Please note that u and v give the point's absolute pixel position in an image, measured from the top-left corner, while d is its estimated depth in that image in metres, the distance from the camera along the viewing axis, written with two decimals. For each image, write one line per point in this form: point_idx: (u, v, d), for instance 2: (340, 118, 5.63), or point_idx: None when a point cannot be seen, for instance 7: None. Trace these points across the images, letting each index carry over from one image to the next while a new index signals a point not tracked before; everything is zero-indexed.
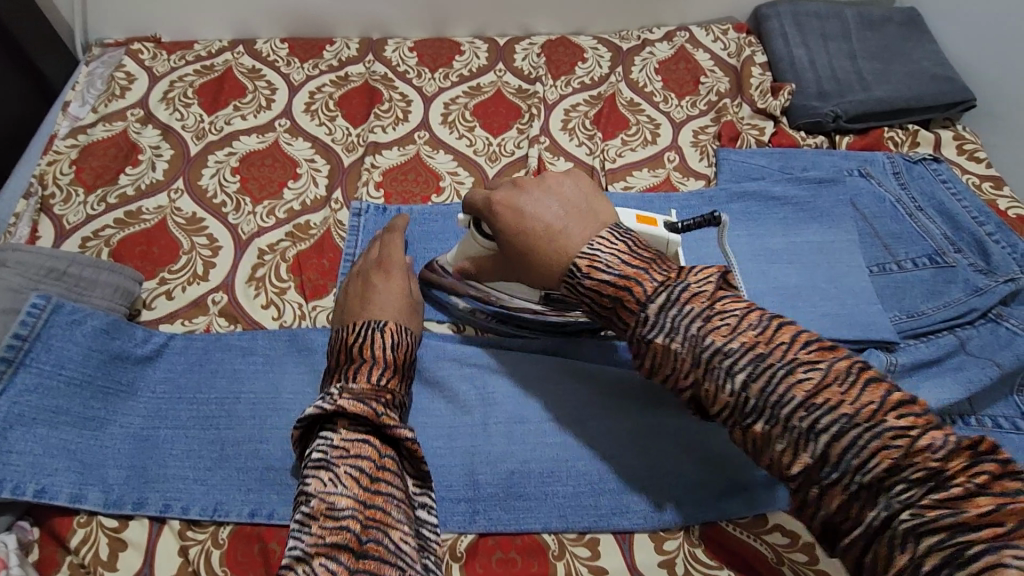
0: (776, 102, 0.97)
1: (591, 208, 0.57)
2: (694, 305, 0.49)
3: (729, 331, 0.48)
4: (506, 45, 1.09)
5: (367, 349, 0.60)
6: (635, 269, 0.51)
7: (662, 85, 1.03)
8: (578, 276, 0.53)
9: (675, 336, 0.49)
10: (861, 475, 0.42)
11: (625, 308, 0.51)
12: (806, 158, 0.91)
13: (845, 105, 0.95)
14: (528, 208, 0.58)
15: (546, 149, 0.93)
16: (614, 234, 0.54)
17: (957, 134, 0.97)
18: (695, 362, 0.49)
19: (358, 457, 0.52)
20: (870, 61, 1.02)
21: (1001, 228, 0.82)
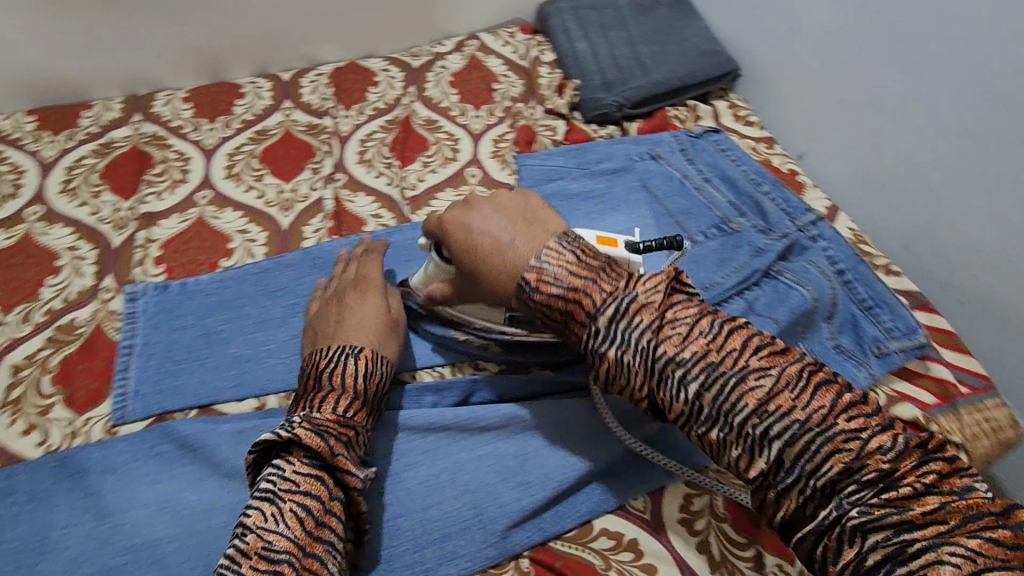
0: (562, 101, 1.00)
1: (538, 220, 0.59)
2: (642, 315, 0.50)
3: (680, 339, 0.49)
4: (291, 79, 1.04)
5: (337, 377, 0.59)
6: (583, 280, 0.52)
7: (458, 98, 1.03)
8: (527, 289, 0.54)
9: (622, 343, 0.50)
10: (907, 525, 0.41)
11: (576, 322, 0.52)
12: (600, 150, 0.94)
13: (627, 93, 0.99)
14: (478, 229, 0.59)
15: (343, 187, 0.89)
16: (562, 243, 0.55)
17: (731, 103, 1.06)
18: (653, 371, 0.49)
19: (306, 495, 0.50)
20: (647, 45, 1.07)
21: (775, 186, 0.89)
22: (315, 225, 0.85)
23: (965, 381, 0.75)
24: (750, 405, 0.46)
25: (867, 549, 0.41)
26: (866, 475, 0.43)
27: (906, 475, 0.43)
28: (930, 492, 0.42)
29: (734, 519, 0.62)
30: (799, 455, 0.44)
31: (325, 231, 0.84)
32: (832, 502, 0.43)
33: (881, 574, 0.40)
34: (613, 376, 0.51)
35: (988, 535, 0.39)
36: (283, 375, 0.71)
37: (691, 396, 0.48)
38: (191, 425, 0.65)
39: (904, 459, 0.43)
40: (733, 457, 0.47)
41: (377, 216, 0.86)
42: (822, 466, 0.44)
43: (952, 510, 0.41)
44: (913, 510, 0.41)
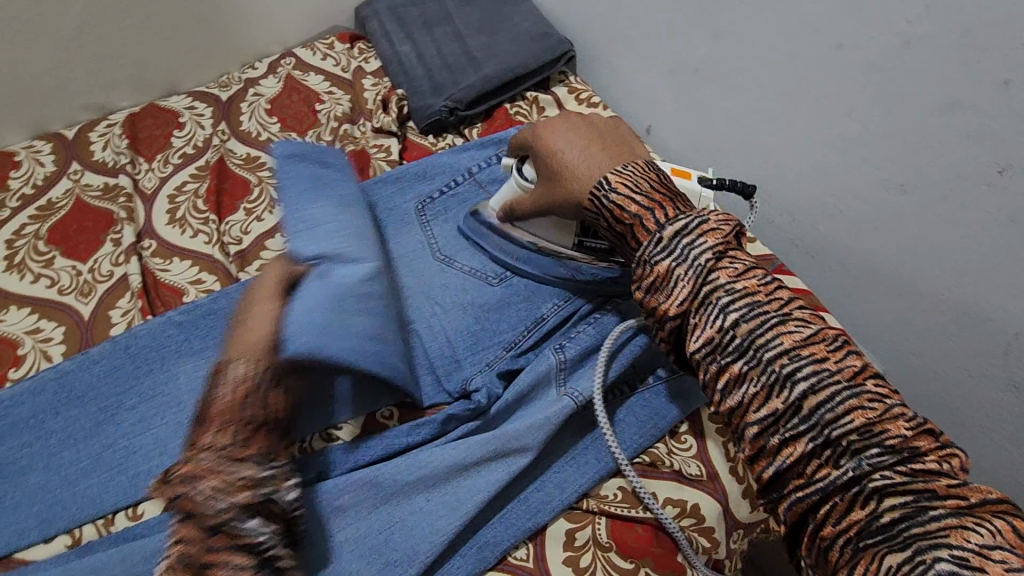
0: (388, 118, 0.92)
1: (623, 146, 0.63)
2: (711, 239, 0.51)
3: (801, 341, 0.46)
4: (77, 137, 0.90)
5: None
6: (660, 197, 0.55)
7: (279, 127, 0.93)
8: (603, 191, 0.57)
9: (686, 257, 0.50)
10: (928, 494, 0.40)
11: (639, 230, 0.54)
12: (441, 162, 0.87)
13: (458, 93, 0.93)
14: (567, 149, 0.63)
15: (154, 255, 0.78)
16: (646, 166, 0.59)
17: (571, 87, 1.01)
18: (732, 343, 0.47)
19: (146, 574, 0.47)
20: (476, 37, 1.01)
21: None
22: (124, 306, 0.74)
23: None
24: (785, 343, 0.46)
25: (881, 509, 0.41)
26: (891, 440, 0.42)
27: (927, 453, 0.42)
28: (944, 472, 0.41)
29: (618, 546, 0.61)
30: (823, 401, 0.44)
31: (136, 312, 0.73)
32: (848, 462, 0.42)
33: (901, 536, 0.39)
34: (659, 288, 0.51)
35: (1010, 521, 0.39)
36: (99, 496, 0.61)
37: (796, 396, 0.45)
38: None
39: (924, 438, 0.43)
40: (746, 393, 0.46)
41: (197, 282, 0.77)
42: (839, 417, 0.43)
43: (975, 489, 0.40)
44: (939, 483, 0.40)
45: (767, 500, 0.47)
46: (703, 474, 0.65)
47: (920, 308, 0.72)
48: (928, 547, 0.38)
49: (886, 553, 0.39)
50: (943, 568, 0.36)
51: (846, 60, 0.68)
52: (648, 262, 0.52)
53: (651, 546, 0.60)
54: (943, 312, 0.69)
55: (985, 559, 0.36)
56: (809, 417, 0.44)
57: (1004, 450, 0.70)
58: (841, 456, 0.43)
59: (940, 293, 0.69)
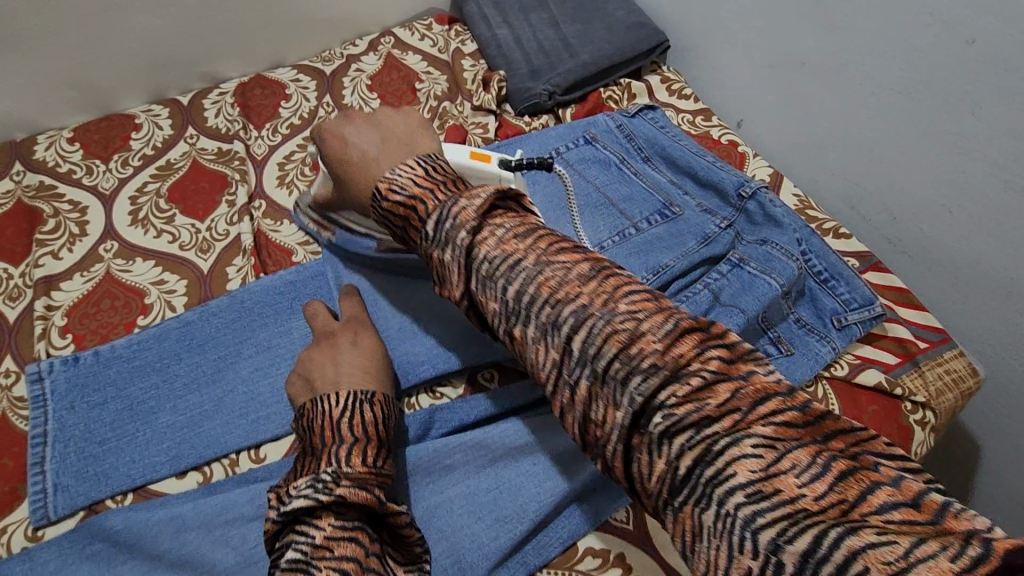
0: (489, 97, 0.95)
1: (411, 143, 0.61)
2: (462, 217, 0.49)
3: (573, 289, 0.44)
4: (191, 103, 0.94)
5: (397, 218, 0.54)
6: (422, 188, 0.52)
7: (379, 103, 0.96)
8: (378, 199, 0.55)
9: (450, 244, 0.49)
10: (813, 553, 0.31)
11: (413, 227, 0.53)
12: (536, 140, 0.89)
13: (556, 78, 0.94)
14: (356, 143, 0.63)
15: (266, 217, 0.82)
16: (419, 161, 0.56)
17: (664, 76, 1.02)
18: (514, 312, 0.46)
19: (343, 559, 0.47)
20: (571, 24, 1.02)
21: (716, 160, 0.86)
22: (240, 264, 0.78)
23: (921, 338, 0.76)
24: (617, 350, 0.41)
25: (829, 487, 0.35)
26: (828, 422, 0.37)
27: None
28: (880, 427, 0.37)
29: None
30: (694, 466, 0.36)
31: (251, 270, 0.77)
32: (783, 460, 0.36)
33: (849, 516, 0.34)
34: (442, 279, 0.51)
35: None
36: (223, 438, 0.65)
37: (677, 456, 0.37)
38: (126, 516, 0.59)
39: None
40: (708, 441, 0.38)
41: (306, 245, 0.80)
42: (723, 475, 0.35)
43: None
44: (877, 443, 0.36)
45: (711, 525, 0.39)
46: None
47: None
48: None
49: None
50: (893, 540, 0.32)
51: (978, 57, 0.67)
52: (437, 256, 0.50)
53: None
54: None
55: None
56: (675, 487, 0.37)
57: None
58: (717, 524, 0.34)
59: None
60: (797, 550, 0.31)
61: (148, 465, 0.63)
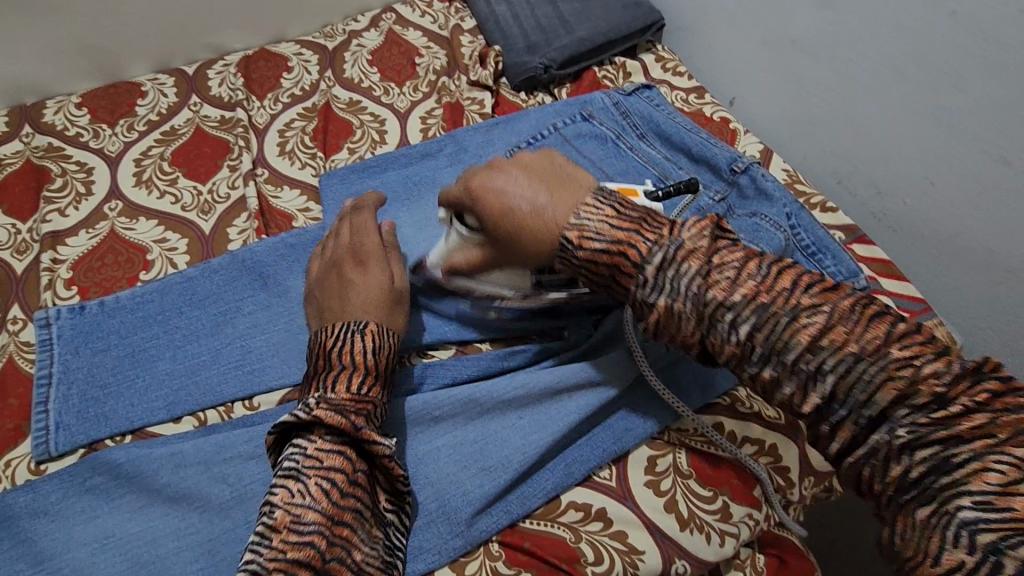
0: (487, 73, 0.96)
1: (572, 183, 0.58)
2: (688, 257, 0.48)
3: (731, 282, 0.47)
4: (196, 73, 0.97)
5: (602, 266, 0.52)
6: (626, 232, 0.51)
7: (379, 76, 0.98)
8: (569, 247, 0.53)
9: (668, 291, 0.48)
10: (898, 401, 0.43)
11: (624, 274, 0.51)
12: (529, 117, 0.91)
13: (552, 53, 0.96)
14: (513, 195, 0.58)
15: (266, 182, 0.84)
16: (597, 199, 0.54)
17: (659, 55, 1.04)
18: (648, 281, 0.49)
19: (331, 469, 0.52)
20: (569, 2, 1.04)
21: (707, 135, 0.88)
22: (240, 225, 0.80)
23: (903, 310, 0.77)
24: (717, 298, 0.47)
25: (913, 463, 0.42)
26: (921, 400, 0.42)
27: (958, 397, 0.42)
28: (977, 410, 0.41)
29: (697, 474, 0.64)
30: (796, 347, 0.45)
31: (250, 231, 0.80)
32: (902, 433, 0.43)
33: (932, 493, 0.41)
34: (663, 324, 0.49)
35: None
36: (220, 387, 0.67)
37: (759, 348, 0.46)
38: (126, 452, 0.61)
39: (960, 383, 0.42)
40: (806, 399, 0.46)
41: (305, 210, 0.82)
42: (796, 343, 0.45)
43: (1004, 425, 0.40)
44: (961, 427, 0.41)
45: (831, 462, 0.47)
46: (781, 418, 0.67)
47: (1007, 282, 0.72)
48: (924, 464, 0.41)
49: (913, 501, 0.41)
50: (968, 517, 0.39)
51: (970, 28, 0.69)
52: (665, 308, 0.49)
53: (730, 477, 0.64)
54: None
55: (1013, 498, 0.38)
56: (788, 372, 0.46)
57: None
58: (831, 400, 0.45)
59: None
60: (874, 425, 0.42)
61: (149, 408, 0.66)
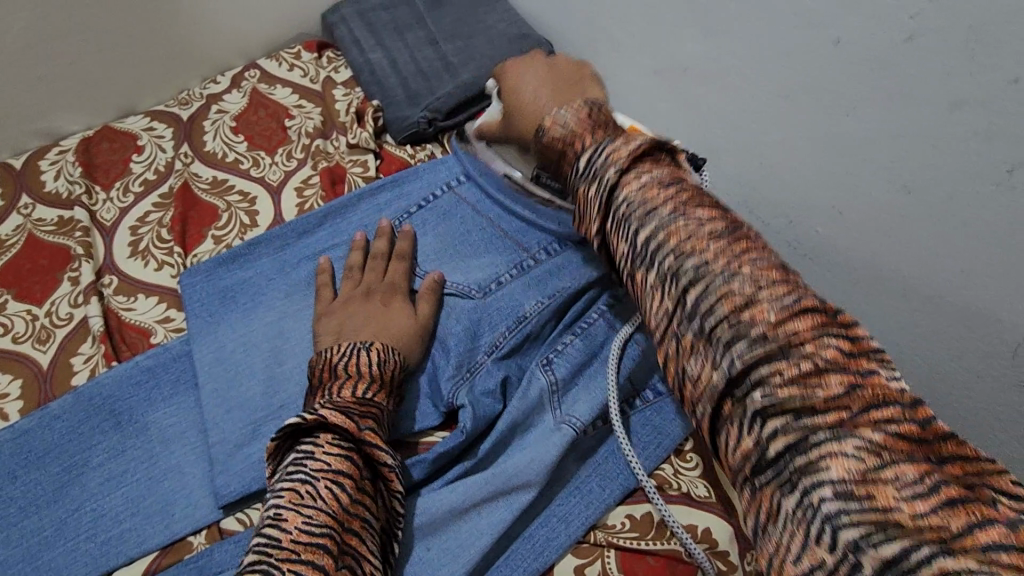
0: (365, 133, 0.87)
1: (580, 87, 0.63)
2: (614, 155, 0.47)
3: (687, 235, 0.42)
4: (26, 166, 0.84)
5: (553, 146, 0.53)
6: (588, 127, 0.52)
7: (245, 146, 0.88)
8: (540, 131, 0.54)
9: (599, 180, 0.47)
10: (808, 409, 0.34)
11: (568, 160, 0.52)
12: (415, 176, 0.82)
13: (434, 103, 0.88)
14: (528, 79, 0.65)
15: (116, 292, 0.73)
16: (586, 100, 0.55)
17: None
18: (637, 253, 0.45)
19: (340, 473, 0.48)
20: (450, 42, 0.97)
21: None
22: (86, 352, 0.69)
23: None
24: (727, 310, 0.38)
25: (767, 438, 0.35)
26: (757, 330, 0.37)
27: (825, 356, 0.36)
28: (832, 368, 0.35)
29: None
30: (706, 302, 0.40)
31: (98, 358, 0.68)
32: (724, 360, 0.38)
33: (787, 472, 0.34)
34: (585, 215, 0.49)
35: (893, 429, 0.33)
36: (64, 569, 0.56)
37: (679, 289, 0.41)
38: None
39: (833, 341, 0.36)
40: (696, 366, 0.40)
41: (165, 321, 0.72)
42: (717, 309, 0.39)
43: (856, 396, 0.34)
44: (819, 396, 0.34)
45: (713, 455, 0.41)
46: (711, 496, 0.62)
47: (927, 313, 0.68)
48: (812, 485, 0.32)
49: (779, 495, 0.34)
50: (831, 509, 0.31)
51: (846, 56, 0.65)
52: (585, 193, 0.49)
53: None
54: (952, 317, 0.65)
55: (876, 486, 0.31)
56: (711, 357, 0.39)
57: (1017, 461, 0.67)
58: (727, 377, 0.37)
59: (947, 297, 0.65)
60: (882, 557, 0.29)
61: None
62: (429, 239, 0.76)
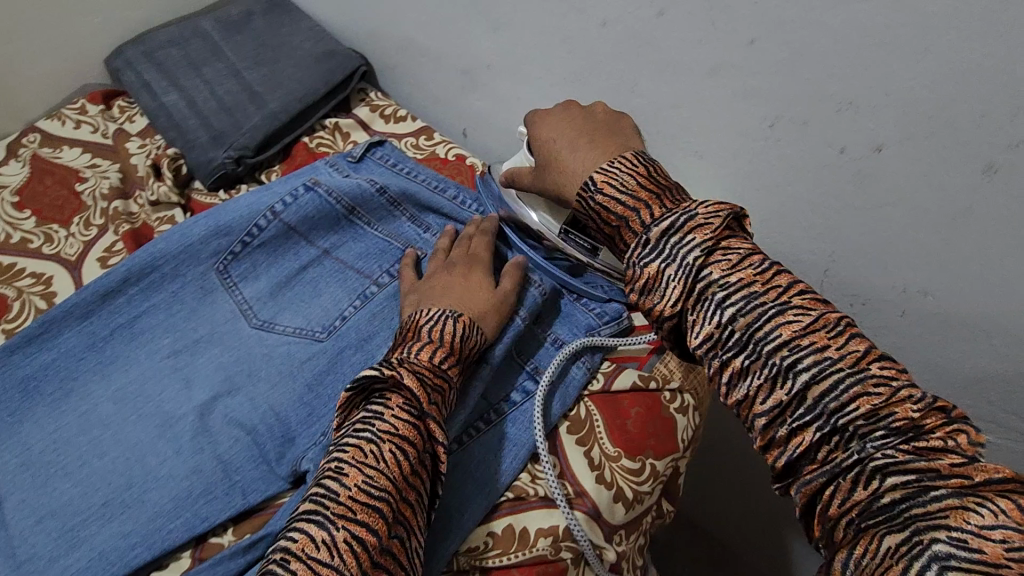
0: (164, 186, 0.80)
1: (615, 141, 0.59)
2: (701, 235, 0.46)
3: (801, 328, 0.42)
4: None
5: (610, 217, 0.52)
6: (648, 193, 0.51)
7: (34, 221, 0.79)
8: (590, 190, 0.53)
9: (679, 258, 0.46)
10: (932, 473, 0.38)
11: (629, 229, 0.51)
12: (237, 205, 0.70)
13: (241, 139, 0.83)
14: (558, 142, 0.61)
15: None
16: (637, 157, 0.54)
17: (374, 105, 0.94)
18: (731, 339, 0.44)
19: (405, 440, 0.48)
20: (254, 70, 0.91)
21: (459, 190, 0.77)
22: None
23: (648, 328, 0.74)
24: (863, 411, 0.40)
25: (882, 489, 0.38)
26: (896, 422, 0.40)
27: (934, 430, 0.39)
28: (955, 450, 0.39)
29: None
30: (826, 391, 0.41)
31: None
32: (856, 445, 0.40)
33: (901, 514, 0.37)
34: (650, 289, 0.47)
35: (1012, 497, 0.36)
36: None
37: (799, 387, 0.42)
38: None
39: (932, 415, 0.40)
40: (820, 454, 0.42)
41: None
42: (846, 405, 0.40)
43: (979, 467, 0.38)
44: (943, 461, 0.38)
45: (779, 487, 0.45)
46: (571, 493, 0.63)
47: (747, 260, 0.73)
48: (926, 529, 0.36)
49: (885, 534, 0.37)
50: (941, 551, 0.35)
51: (615, 36, 0.68)
52: (655, 270, 0.47)
53: None
54: None
55: (985, 540, 0.34)
56: (811, 405, 0.41)
57: None
58: (847, 441, 0.41)
59: None
60: None
61: None
62: (262, 282, 0.70)
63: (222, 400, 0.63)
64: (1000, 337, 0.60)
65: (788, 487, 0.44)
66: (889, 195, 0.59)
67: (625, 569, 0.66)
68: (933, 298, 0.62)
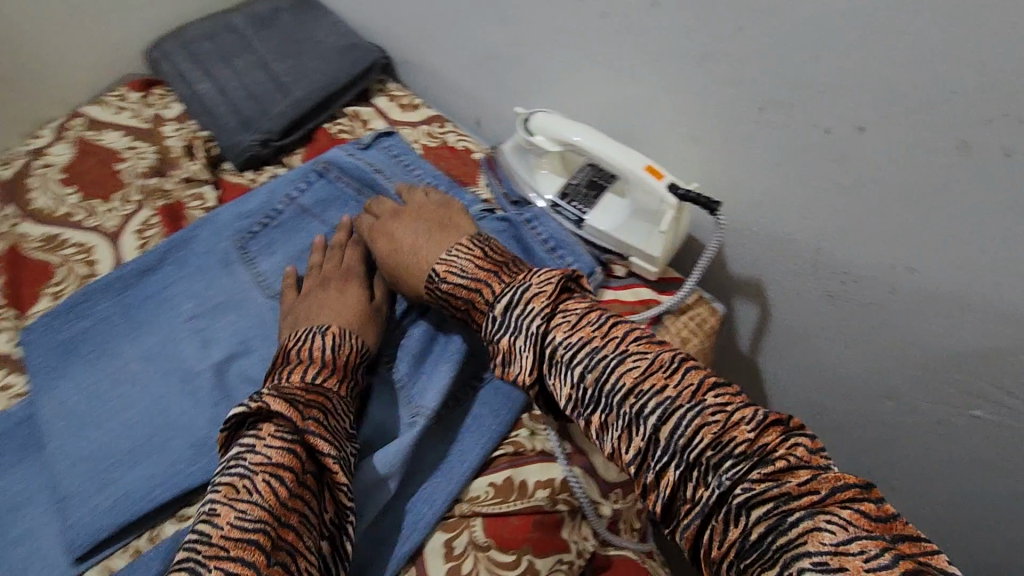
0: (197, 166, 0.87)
1: (450, 225, 0.71)
2: (538, 300, 0.56)
3: (640, 373, 0.50)
4: None
5: (458, 303, 0.63)
6: (484, 272, 0.62)
7: (78, 197, 0.85)
8: (436, 281, 0.65)
9: (523, 330, 0.56)
10: (785, 496, 0.42)
11: (479, 306, 0.61)
12: (261, 194, 0.82)
13: (267, 124, 0.89)
14: (396, 234, 0.72)
15: None
16: (474, 241, 0.66)
17: (391, 95, 1.00)
18: (587, 396, 0.52)
19: (280, 467, 0.51)
20: (281, 61, 0.97)
21: (451, 186, 0.85)
22: None
23: (666, 293, 0.78)
24: (708, 439, 0.46)
25: (751, 524, 0.42)
26: (738, 446, 0.45)
27: (776, 448, 0.45)
28: (800, 464, 0.44)
29: (497, 542, 0.61)
30: (673, 429, 0.47)
31: None
32: (714, 479, 0.45)
33: (770, 551, 0.41)
34: (509, 361, 0.57)
35: (855, 506, 0.41)
36: None
37: (650, 429, 0.48)
38: None
39: (769, 434, 0.46)
40: (687, 491, 0.46)
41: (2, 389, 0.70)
42: (692, 438, 0.46)
43: (822, 481, 0.43)
44: (791, 482, 0.43)
45: (669, 535, 0.48)
46: (568, 450, 0.66)
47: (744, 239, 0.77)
48: (792, 559, 0.40)
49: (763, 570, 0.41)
50: None
51: (614, 27, 0.73)
52: (507, 344, 0.57)
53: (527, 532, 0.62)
54: (760, 244, 0.76)
55: (845, 556, 0.38)
56: (665, 445, 0.47)
57: (842, 353, 0.78)
58: (700, 475, 0.45)
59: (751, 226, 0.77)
60: None
61: None
62: (276, 257, 0.79)
63: (235, 361, 0.70)
64: (983, 313, 0.63)
65: (673, 532, 0.47)
66: (873, 175, 0.62)
67: (622, 529, 0.69)
68: (918, 274, 0.65)
